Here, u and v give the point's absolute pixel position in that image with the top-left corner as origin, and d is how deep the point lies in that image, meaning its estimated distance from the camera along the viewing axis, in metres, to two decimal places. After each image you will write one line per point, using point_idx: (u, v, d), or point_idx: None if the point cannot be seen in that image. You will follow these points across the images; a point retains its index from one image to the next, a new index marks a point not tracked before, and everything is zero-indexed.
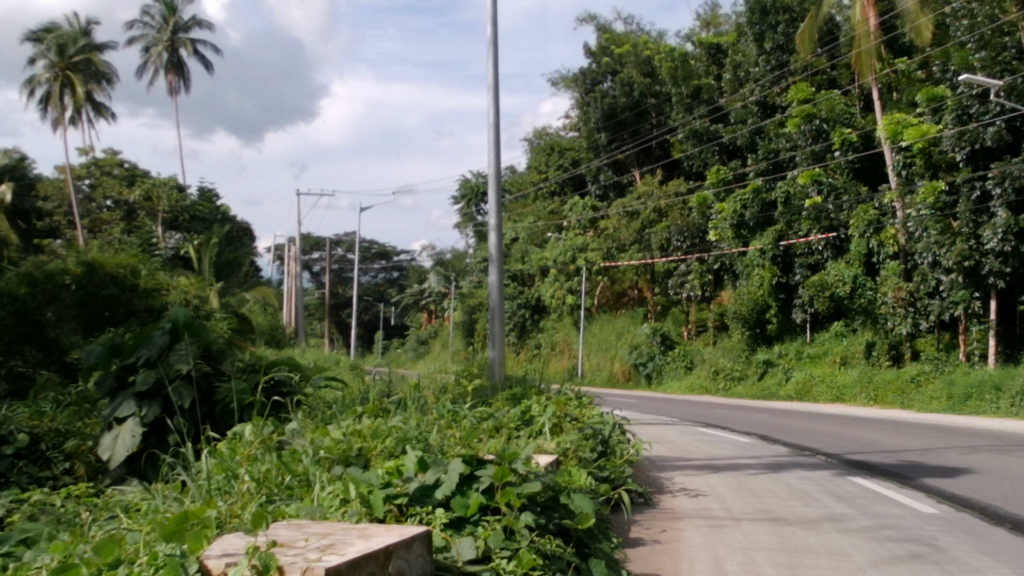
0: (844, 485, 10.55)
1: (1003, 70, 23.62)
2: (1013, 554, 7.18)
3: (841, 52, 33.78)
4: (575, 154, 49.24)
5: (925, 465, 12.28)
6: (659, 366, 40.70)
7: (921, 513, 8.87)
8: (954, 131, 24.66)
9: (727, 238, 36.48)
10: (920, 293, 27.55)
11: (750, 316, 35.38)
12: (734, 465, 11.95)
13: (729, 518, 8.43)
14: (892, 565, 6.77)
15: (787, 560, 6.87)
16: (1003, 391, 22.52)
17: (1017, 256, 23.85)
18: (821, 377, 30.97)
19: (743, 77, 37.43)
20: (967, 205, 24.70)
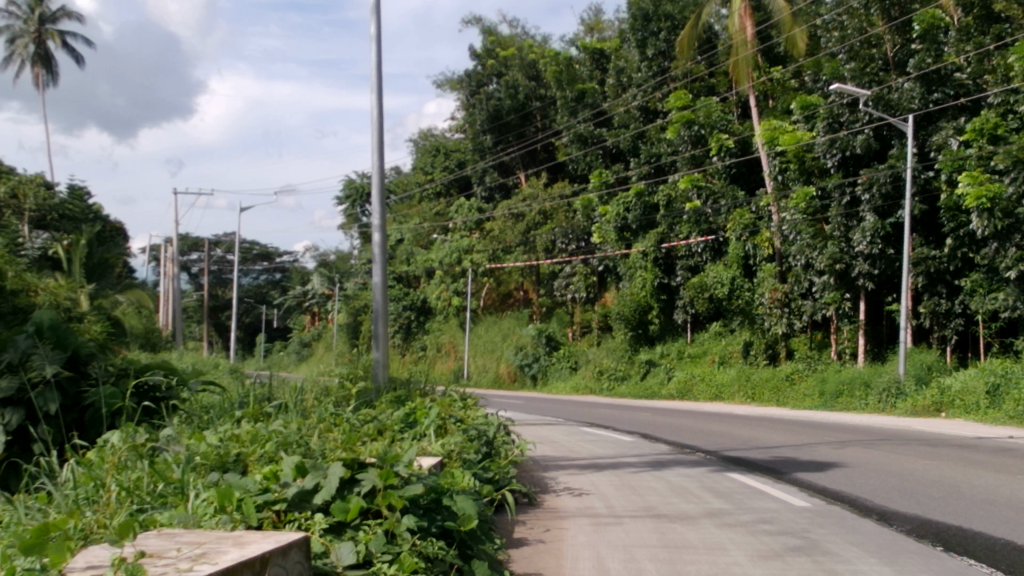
0: (722, 481, 10.84)
1: (870, 82, 24.82)
2: (880, 544, 7.48)
3: (718, 60, 34.71)
4: (461, 156, 49.32)
5: (799, 460, 12.72)
6: (544, 367, 41.05)
7: (794, 506, 9.17)
8: (824, 139, 25.48)
9: (611, 240, 37.13)
10: (795, 294, 28.63)
11: (633, 317, 36.07)
12: (615, 464, 12.12)
13: (611, 516, 8.54)
14: (767, 558, 6.96)
15: (667, 556, 7.00)
16: (870, 388, 23.50)
17: (884, 258, 24.90)
18: (701, 377, 31.75)
19: (626, 82, 38.21)
20: (837, 210, 25.63)
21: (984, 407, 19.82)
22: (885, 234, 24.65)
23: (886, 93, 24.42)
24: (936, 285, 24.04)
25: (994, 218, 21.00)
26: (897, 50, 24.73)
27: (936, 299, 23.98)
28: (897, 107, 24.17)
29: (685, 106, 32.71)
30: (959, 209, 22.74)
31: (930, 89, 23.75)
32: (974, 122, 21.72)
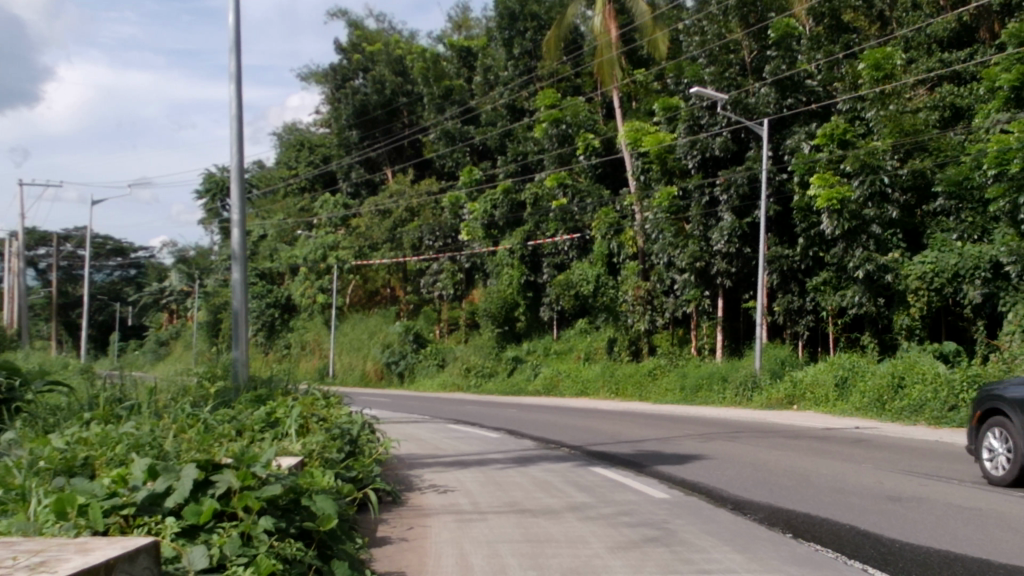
0: (586, 475, 11.03)
1: (729, 86, 25.22)
2: (734, 533, 7.76)
3: (583, 61, 35.37)
4: (326, 151, 48.59)
5: (661, 453, 13.05)
6: (410, 365, 40.77)
7: (654, 498, 9.42)
8: (686, 140, 26.15)
9: (478, 237, 37.28)
10: (657, 292, 29.34)
11: (499, 314, 36.30)
12: (481, 460, 12.16)
13: (476, 512, 8.58)
14: (627, 549, 7.13)
15: (529, 551, 7.07)
16: (728, 381, 24.24)
17: (740, 257, 25.89)
18: (567, 373, 32.08)
19: (493, 81, 38.47)
20: (697, 209, 26.39)
21: (832, 399, 20.78)
22: (742, 234, 25.60)
23: (744, 98, 25.13)
24: (789, 283, 25.13)
25: (842, 219, 21.97)
26: (754, 57, 25.72)
27: (789, 297, 25.08)
28: (754, 112, 24.83)
29: (552, 104, 32.75)
30: (810, 210, 23.62)
31: (784, 95, 24.74)
32: (825, 127, 22.62)
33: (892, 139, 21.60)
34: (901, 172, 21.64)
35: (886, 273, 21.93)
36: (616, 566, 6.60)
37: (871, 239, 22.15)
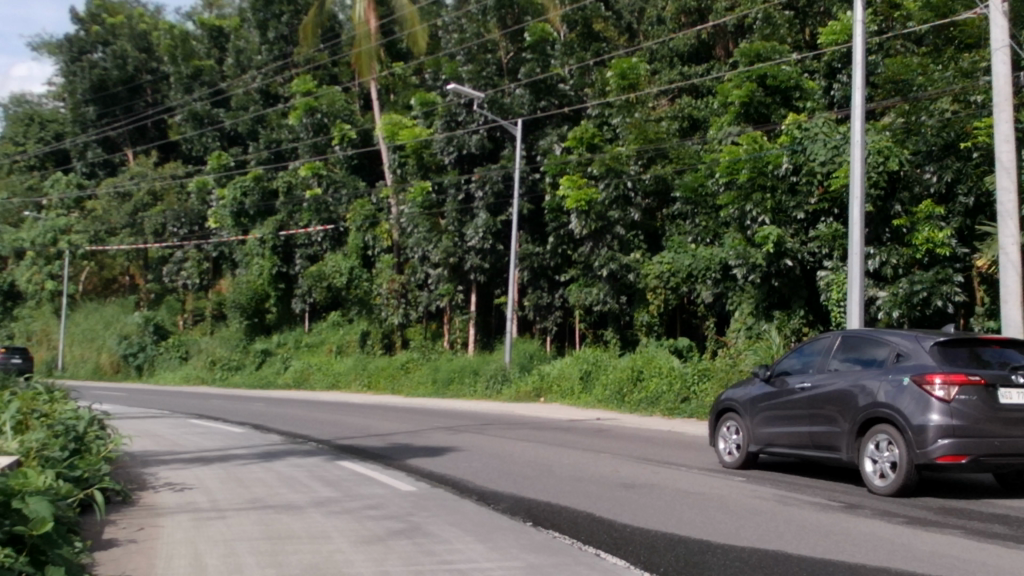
0: (332, 469, 10.89)
1: (486, 85, 25.75)
2: (477, 523, 7.90)
3: (341, 50, 35.18)
4: (60, 128, 45.43)
5: (410, 446, 13.10)
6: (150, 358, 38.50)
7: (401, 491, 9.44)
8: (443, 136, 26.34)
9: (227, 225, 36.05)
10: (411, 285, 29.52)
11: (249, 305, 35.24)
12: (222, 456, 11.72)
13: (214, 509, 8.28)
14: (369, 543, 7.08)
15: (268, 548, 6.88)
16: (479, 375, 24.74)
17: (493, 253, 26.57)
18: (318, 365, 31.66)
19: (245, 63, 37.35)
20: (453, 205, 26.54)
21: (577, 391, 21.68)
22: (496, 231, 26.23)
23: (500, 97, 25.67)
24: (539, 280, 26.12)
25: (589, 220, 23.15)
26: (509, 58, 26.23)
27: (539, 293, 26.11)
28: (509, 112, 25.49)
29: (306, 92, 32.33)
30: (561, 211, 24.51)
31: (538, 97, 25.53)
32: (576, 131, 23.44)
33: (637, 145, 22.51)
34: (642, 176, 22.82)
35: (628, 272, 23.20)
36: (357, 561, 6.54)
37: (615, 240, 23.35)
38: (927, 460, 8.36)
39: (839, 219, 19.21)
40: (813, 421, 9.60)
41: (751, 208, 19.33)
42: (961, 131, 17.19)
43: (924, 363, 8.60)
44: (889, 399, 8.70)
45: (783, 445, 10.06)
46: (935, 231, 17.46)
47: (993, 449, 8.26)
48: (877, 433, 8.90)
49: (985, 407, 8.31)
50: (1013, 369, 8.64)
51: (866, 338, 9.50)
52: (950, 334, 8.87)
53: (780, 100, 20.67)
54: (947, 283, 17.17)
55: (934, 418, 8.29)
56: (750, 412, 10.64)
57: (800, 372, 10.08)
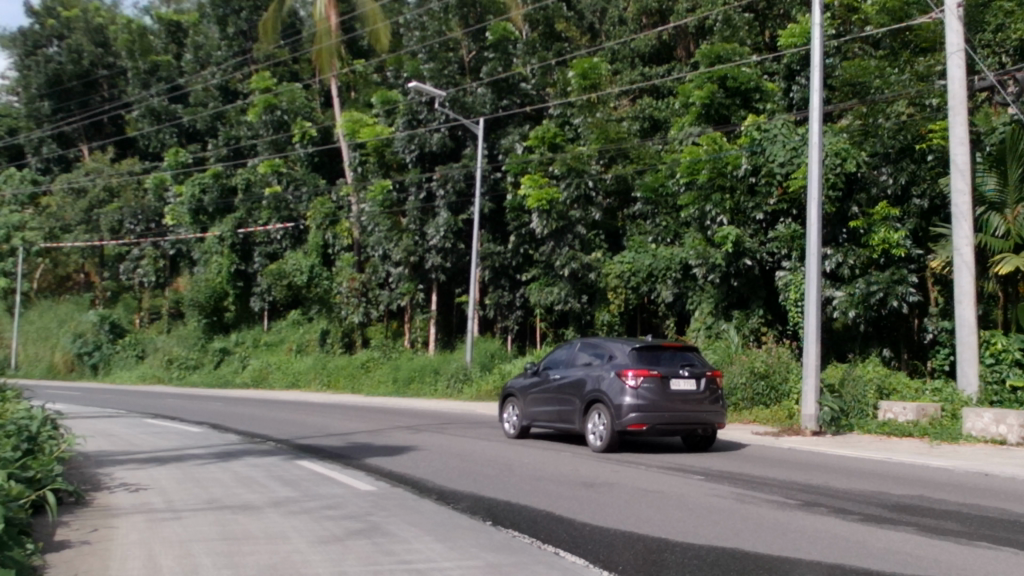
0: (290, 469, 10.81)
1: (448, 83, 25.65)
2: (436, 522, 7.88)
3: (302, 46, 34.97)
4: (13, 122, 44.62)
5: (370, 445, 13.05)
6: (106, 356, 37.98)
7: (360, 491, 9.40)
8: (404, 134, 26.19)
9: (185, 223, 35.70)
10: (371, 284, 29.37)
11: (207, 304, 35.06)
12: (179, 456, 11.59)
13: (170, 510, 8.19)
14: (327, 543, 7.04)
15: (225, 549, 6.82)
16: (440, 374, 24.73)
17: (455, 252, 26.52)
18: (277, 365, 31.43)
19: (204, 59, 36.95)
20: (414, 204, 26.43)
21: None
22: (457, 230, 26.24)
23: (461, 95, 25.54)
24: (500, 279, 26.12)
25: (550, 219, 23.03)
26: (471, 57, 26.15)
27: (500, 292, 26.10)
28: (471, 110, 25.42)
29: (266, 89, 32.12)
30: (522, 210, 24.57)
31: (500, 96, 25.58)
32: (537, 130, 23.45)
33: (598, 145, 22.67)
34: (604, 177, 23.03)
35: (589, 271, 23.22)
36: (315, 561, 6.50)
37: (576, 239, 23.30)
38: (621, 428, 11.72)
39: (797, 219, 19.43)
40: (560, 402, 12.82)
41: (711, 208, 19.50)
42: (916, 134, 17.48)
43: (624, 360, 11.90)
44: (602, 386, 12.00)
45: (542, 421, 13.30)
46: (891, 231, 17.63)
47: (665, 421, 11.66)
48: (595, 409, 12.23)
49: (661, 391, 11.70)
50: (686, 366, 12.04)
51: (598, 341, 12.71)
52: (649, 340, 12.15)
53: (740, 101, 20.82)
54: (901, 284, 17.45)
55: (626, 399, 11.62)
56: (525, 396, 13.76)
57: (557, 364, 13.24)
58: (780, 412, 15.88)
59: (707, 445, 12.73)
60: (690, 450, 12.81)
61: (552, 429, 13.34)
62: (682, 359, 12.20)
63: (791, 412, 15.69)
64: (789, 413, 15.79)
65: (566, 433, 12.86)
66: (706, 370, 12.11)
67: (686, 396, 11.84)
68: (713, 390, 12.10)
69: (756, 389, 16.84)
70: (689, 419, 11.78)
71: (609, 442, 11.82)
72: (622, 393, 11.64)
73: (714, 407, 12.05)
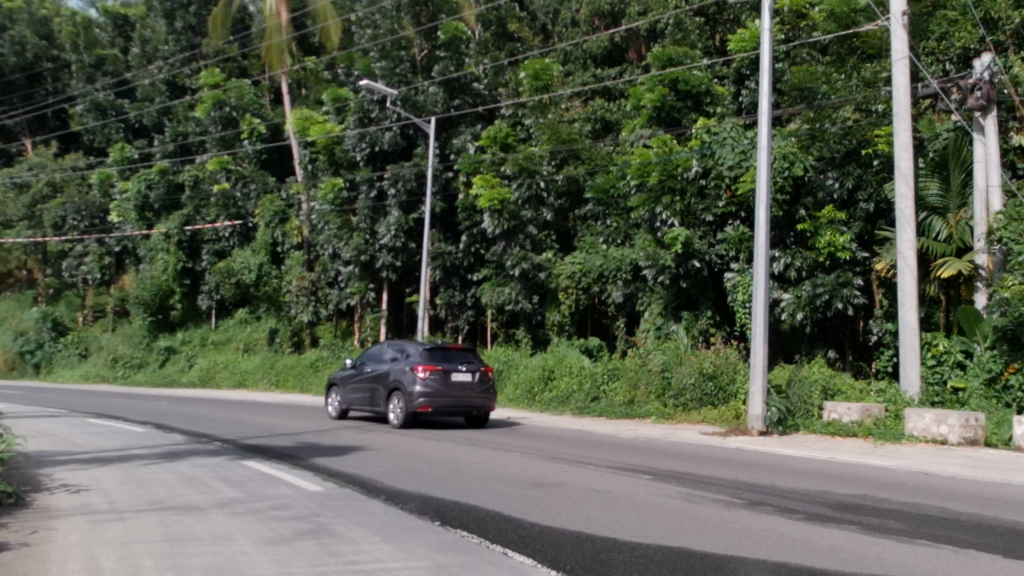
0: (237, 470, 10.69)
1: (400, 82, 25.56)
2: (384, 523, 7.85)
3: (252, 42, 34.62)
4: None
5: (318, 445, 12.94)
6: (48, 355, 37.22)
7: (307, 491, 9.33)
8: (355, 132, 25.94)
9: (130, 219, 35.16)
10: (321, 283, 29.13)
11: (153, 301, 34.66)
12: (122, 457, 11.40)
13: (112, 511, 8.06)
14: (273, 544, 6.98)
15: (168, 550, 6.72)
16: None
17: (405, 251, 26.39)
18: (224, 364, 31.04)
19: (152, 54, 36.40)
20: (365, 202, 26.23)
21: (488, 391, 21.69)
22: (408, 229, 26.08)
23: (413, 95, 25.28)
24: (451, 279, 26.09)
25: (502, 219, 22.91)
26: (424, 55, 26.09)
27: (451, 292, 26.08)
28: (422, 109, 25.18)
29: (215, 85, 31.83)
30: (474, 210, 24.55)
31: (452, 96, 25.49)
32: (490, 131, 23.50)
33: (550, 146, 22.75)
34: (555, 177, 23.13)
35: (540, 271, 23.31)
36: (261, 562, 6.43)
37: (528, 239, 23.39)
38: (412, 409, 14.68)
39: (746, 222, 19.67)
40: (371, 390, 15.62)
41: (660, 211, 19.64)
42: (862, 139, 17.80)
43: (419, 357, 14.78)
44: (399, 377, 14.90)
45: (358, 405, 16.12)
46: (837, 235, 17.87)
47: (447, 404, 14.66)
48: (395, 395, 15.07)
49: (445, 381, 14.68)
50: (465, 362, 15.07)
51: (401, 341, 15.57)
52: (438, 341, 15.09)
53: (692, 104, 20.99)
54: (847, 286, 17.76)
55: (417, 388, 14.57)
56: (345, 384, 16.57)
57: (370, 359, 16.05)
58: (727, 412, 16.06)
59: (484, 423, 15.80)
60: (470, 426, 15.86)
61: (365, 411, 16.24)
62: (463, 356, 15.23)
63: (737, 412, 15.86)
64: (736, 413, 15.94)
65: (375, 413, 15.72)
66: (480, 366, 15.14)
67: (464, 385, 14.87)
68: (486, 381, 15.18)
69: (704, 390, 17.00)
70: (465, 403, 14.82)
71: (402, 421, 14.76)
72: (412, 383, 14.57)
73: (486, 394, 15.15)
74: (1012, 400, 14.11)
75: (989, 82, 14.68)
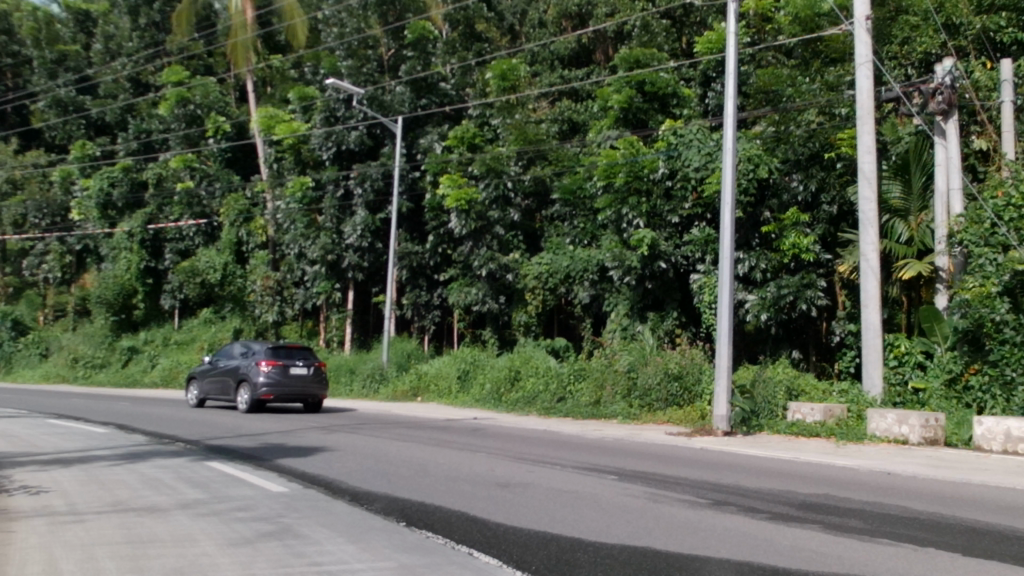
0: (200, 471, 10.59)
1: (366, 81, 25.49)
2: (349, 524, 7.81)
3: (216, 40, 34.32)
4: None
5: (282, 446, 12.85)
6: (7, 355, 36.67)
7: (271, 492, 9.26)
8: (322, 131, 25.85)
9: (92, 217, 34.76)
10: (286, 283, 28.94)
11: (115, 301, 34.19)
12: (83, 458, 11.25)
13: (73, 513, 7.95)
14: (237, 545, 6.92)
15: (129, 552, 6.64)
16: (356, 374, 24.49)
17: (372, 251, 26.31)
18: (188, 364, 30.71)
19: (115, 50, 35.99)
20: (331, 202, 26.14)
21: (454, 391, 21.66)
22: (374, 229, 26.00)
23: (380, 94, 25.27)
24: (418, 279, 26.06)
25: (469, 219, 22.96)
26: (390, 55, 25.97)
27: (417, 292, 26.06)
28: (389, 109, 25.18)
29: (178, 82, 31.48)
30: (441, 209, 24.49)
31: (419, 95, 25.42)
32: (457, 130, 23.44)
33: (518, 146, 22.78)
34: (522, 177, 23.16)
35: (507, 272, 23.32)
36: (224, 564, 6.37)
37: (494, 240, 23.45)
38: (257, 397, 17.72)
39: (711, 224, 19.80)
40: (223, 381, 18.67)
41: (627, 212, 19.74)
42: (825, 142, 17.96)
43: (264, 353, 17.90)
44: (246, 371, 17.96)
45: (212, 395, 19.10)
46: (801, 237, 18.00)
47: (286, 393, 17.77)
48: (243, 386, 18.10)
49: (285, 373, 17.80)
50: (302, 359, 18.22)
51: (250, 340, 18.65)
52: (280, 341, 18.22)
53: (658, 106, 21.08)
54: (811, 288, 17.92)
55: (260, 379, 17.65)
56: (202, 377, 19.52)
57: (223, 357, 19.05)
58: (692, 413, 16.14)
59: (318, 409, 18.92)
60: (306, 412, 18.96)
61: (219, 400, 19.26)
62: (301, 354, 18.37)
63: (702, 412, 15.95)
64: (702, 413, 16.03)
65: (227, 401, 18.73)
66: (314, 362, 18.33)
67: (301, 376, 18.02)
68: (320, 374, 18.36)
69: (670, 390, 17.06)
70: (303, 392, 17.95)
71: (246, 406, 17.80)
72: (256, 374, 17.66)
73: (319, 385, 18.31)
74: (971, 400, 14.29)
75: (950, 87, 14.87)
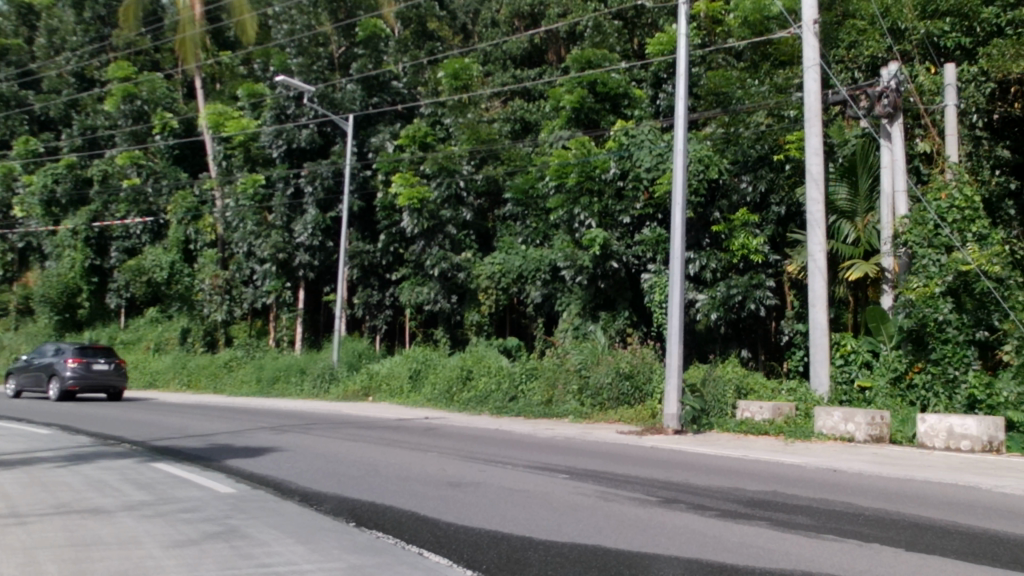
0: (146, 472, 10.42)
1: (317, 78, 25.09)
2: (298, 524, 7.72)
3: (163, 35, 33.83)
4: None
5: (231, 446, 12.71)
6: None
7: (219, 493, 9.14)
8: (272, 129, 25.55)
9: (35, 214, 34.12)
10: (235, 281, 28.61)
11: (59, 300, 33.53)
12: (25, 460, 11.02)
13: (14, 516, 7.78)
14: (182, 547, 6.81)
15: (72, 555, 6.51)
16: (306, 374, 24.35)
17: (323, 250, 26.19)
18: (134, 364, 30.25)
19: (58, 44, 35.34)
20: (281, 200, 25.93)
21: (406, 391, 21.58)
22: (325, 228, 25.88)
23: (331, 92, 25.14)
24: (369, 278, 26.03)
25: (422, 218, 22.80)
26: (341, 52, 25.91)
27: (369, 291, 26.01)
28: (340, 107, 25.03)
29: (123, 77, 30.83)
30: (393, 208, 24.36)
31: (370, 94, 25.28)
32: (408, 130, 23.39)
33: (469, 146, 22.78)
34: (474, 177, 23.23)
35: (459, 271, 23.30)
36: (169, 566, 6.27)
37: (447, 239, 23.32)
38: (64, 388, 21.46)
39: (662, 224, 19.93)
40: (38, 376, 22.15)
41: (579, 212, 19.85)
42: (774, 143, 18.14)
43: (72, 351, 21.72)
44: (53, 367, 21.71)
45: (29, 387, 22.68)
46: (750, 237, 18.18)
47: (89, 384, 21.58)
48: (52, 380, 21.76)
49: (89, 369, 21.63)
50: (105, 358, 22.06)
51: (60, 342, 22.33)
52: (87, 343, 22.07)
53: (609, 107, 21.22)
54: (759, 287, 18.11)
55: (67, 373, 21.38)
56: (21, 372, 23.05)
57: (39, 356, 22.62)
58: (642, 411, 16.23)
59: (120, 399, 22.60)
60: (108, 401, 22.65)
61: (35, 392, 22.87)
62: (104, 353, 22.23)
63: (653, 411, 16.03)
64: (652, 412, 16.11)
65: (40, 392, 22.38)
66: (114, 359, 22.23)
67: (103, 371, 21.85)
68: (120, 369, 22.26)
69: (621, 390, 17.13)
70: (104, 383, 21.76)
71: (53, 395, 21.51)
72: (64, 369, 21.41)
73: (119, 378, 22.19)
74: (915, 399, 14.56)
75: (895, 90, 15.14)
